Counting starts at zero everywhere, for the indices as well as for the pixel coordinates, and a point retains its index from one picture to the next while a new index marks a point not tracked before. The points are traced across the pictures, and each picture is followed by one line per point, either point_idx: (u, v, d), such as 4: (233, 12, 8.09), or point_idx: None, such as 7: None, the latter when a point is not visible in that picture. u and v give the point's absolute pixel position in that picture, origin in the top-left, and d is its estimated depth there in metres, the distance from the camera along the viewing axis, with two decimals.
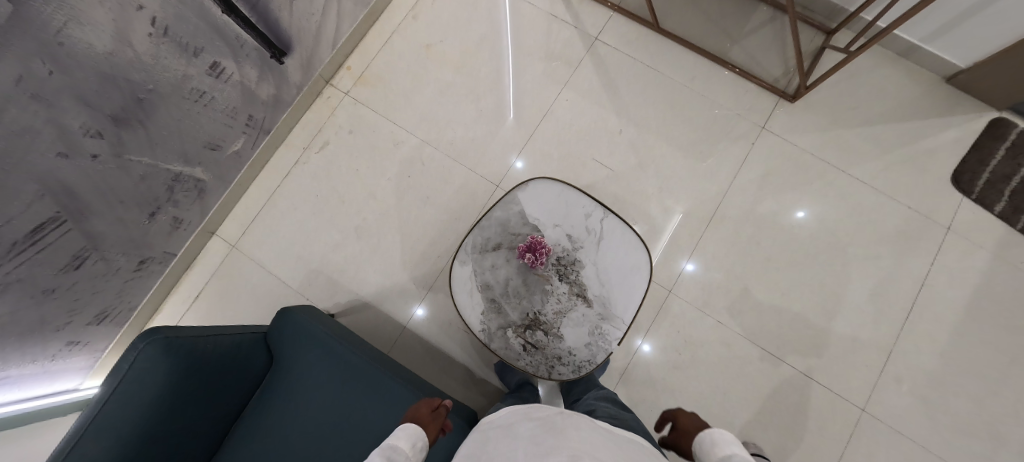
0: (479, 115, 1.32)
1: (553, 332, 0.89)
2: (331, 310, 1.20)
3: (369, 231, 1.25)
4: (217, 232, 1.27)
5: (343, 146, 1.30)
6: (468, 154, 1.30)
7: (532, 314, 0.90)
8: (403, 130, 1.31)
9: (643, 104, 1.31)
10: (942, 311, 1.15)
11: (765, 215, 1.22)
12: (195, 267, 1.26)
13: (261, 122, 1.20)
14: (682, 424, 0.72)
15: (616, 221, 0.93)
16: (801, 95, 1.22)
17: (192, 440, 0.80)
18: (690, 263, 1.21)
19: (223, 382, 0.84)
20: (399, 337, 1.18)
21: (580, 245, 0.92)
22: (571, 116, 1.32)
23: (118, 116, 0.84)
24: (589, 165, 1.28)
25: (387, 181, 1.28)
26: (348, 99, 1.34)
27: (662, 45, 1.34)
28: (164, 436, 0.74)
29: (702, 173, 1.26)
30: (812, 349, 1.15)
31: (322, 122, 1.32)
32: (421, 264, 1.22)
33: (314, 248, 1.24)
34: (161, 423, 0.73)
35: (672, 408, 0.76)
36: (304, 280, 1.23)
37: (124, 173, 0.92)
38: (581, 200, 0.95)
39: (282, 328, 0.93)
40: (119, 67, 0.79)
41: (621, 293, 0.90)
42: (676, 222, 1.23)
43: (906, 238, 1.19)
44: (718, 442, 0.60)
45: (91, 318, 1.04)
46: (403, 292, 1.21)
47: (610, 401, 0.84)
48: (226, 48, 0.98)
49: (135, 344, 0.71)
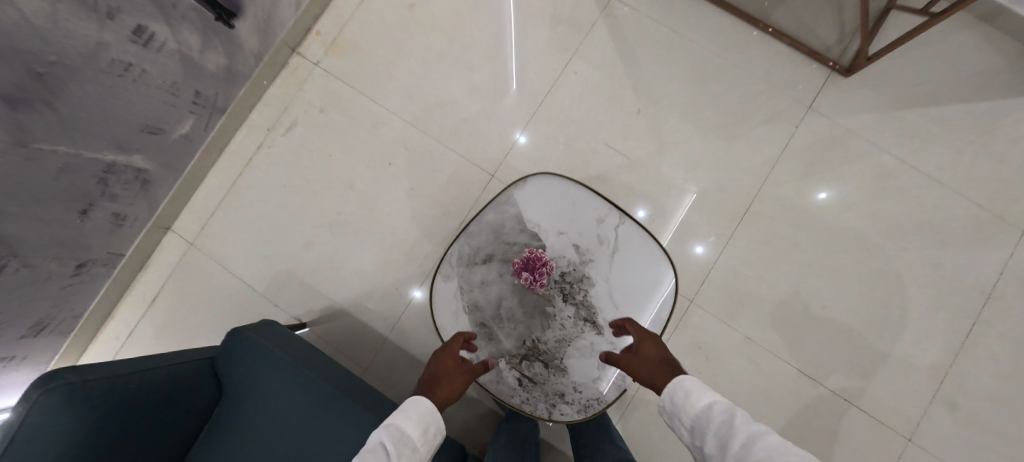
0: (472, 90, 1.13)
1: (555, 364, 0.74)
2: (303, 318, 1.06)
3: (345, 227, 1.09)
4: (173, 228, 1.11)
5: (314, 127, 1.12)
6: (459, 138, 1.11)
7: (530, 343, 0.74)
8: (383, 109, 1.12)
9: (666, 78, 1.10)
10: (1010, 329, 0.98)
11: (806, 212, 1.04)
12: (149, 267, 1.10)
13: (212, 100, 1.01)
14: (645, 348, 0.65)
15: (633, 228, 0.77)
16: (860, 67, 1.02)
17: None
18: (699, 245, 1.04)
19: (161, 420, 0.70)
20: (380, 350, 1.04)
21: (589, 258, 0.76)
22: (580, 92, 1.11)
23: (15, 98, 0.63)
24: (601, 152, 1.09)
25: (364, 169, 1.10)
26: (319, 71, 1.14)
27: (690, 5, 1.12)
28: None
29: (733, 162, 1.07)
30: (853, 371, 1.00)
31: (289, 99, 1.13)
32: (404, 267, 1.07)
33: (283, 247, 1.09)
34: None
35: (632, 327, 0.68)
36: (273, 283, 1.08)
37: (35, 168, 0.73)
38: (591, 202, 0.78)
39: (231, 351, 0.78)
40: (9, 37, 0.58)
41: (639, 317, 0.74)
42: (687, 204, 1.06)
43: (973, 242, 1.01)
44: (693, 393, 0.54)
45: (27, 329, 0.86)
46: (384, 299, 1.06)
47: None
48: (152, 6, 0.77)
49: (27, 392, 0.56)
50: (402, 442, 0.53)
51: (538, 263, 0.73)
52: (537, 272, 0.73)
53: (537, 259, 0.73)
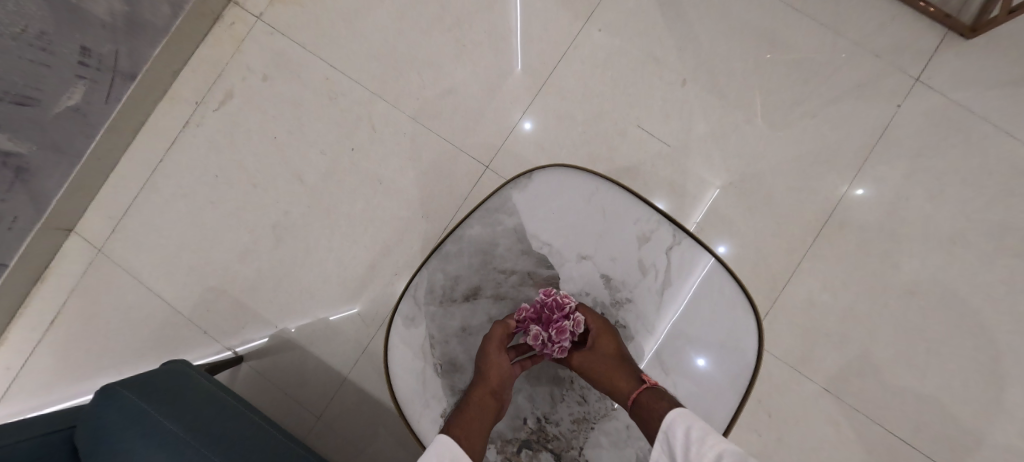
0: (463, 53, 0.86)
1: (570, 458, 0.49)
2: (239, 349, 0.82)
3: (295, 231, 0.84)
4: (78, 230, 0.87)
5: (256, 100, 0.86)
6: (446, 117, 0.85)
7: (533, 422, 0.50)
8: (345, 77, 0.86)
9: (720, 36, 0.83)
10: None
11: (909, 221, 0.77)
12: (47, 276, 0.86)
13: (113, 60, 0.75)
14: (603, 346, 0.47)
15: (691, 250, 0.51)
16: (993, 25, 0.73)
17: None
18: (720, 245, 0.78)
19: None
20: (337, 393, 0.79)
21: (623, 295, 0.51)
22: (604, 56, 0.84)
23: None
24: (630, 135, 0.82)
25: (321, 156, 0.85)
26: (262, 26, 0.88)
27: None
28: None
29: (808, 150, 0.80)
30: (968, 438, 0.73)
31: (224, 62, 0.87)
32: (371, 284, 0.82)
33: (216, 257, 0.84)
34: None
35: (589, 315, 0.49)
36: (201, 303, 0.83)
37: None
38: (627, 210, 0.52)
39: (99, 429, 0.51)
40: None
41: (698, 386, 0.49)
42: (710, 196, 0.80)
43: None
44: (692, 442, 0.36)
45: None
46: (345, 328, 0.81)
47: None
48: None
49: None
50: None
51: (556, 313, 0.48)
52: (555, 325, 0.47)
53: (555, 306, 0.48)
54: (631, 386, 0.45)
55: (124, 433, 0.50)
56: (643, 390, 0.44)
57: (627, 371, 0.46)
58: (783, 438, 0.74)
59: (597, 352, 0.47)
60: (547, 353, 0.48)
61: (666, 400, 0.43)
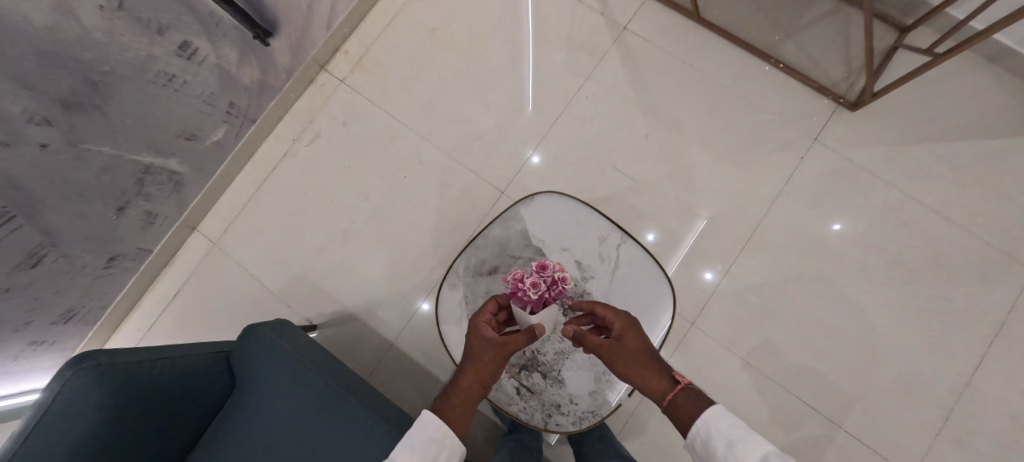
0: (488, 110, 1.18)
1: (552, 375, 0.77)
2: (314, 320, 1.10)
3: (360, 235, 1.14)
4: (199, 228, 1.18)
5: (336, 139, 1.18)
6: (473, 155, 1.16)
7: (529, 353, 0.78)
8: (401, 125, 1.18)
9: (675, 103, 1.14)
10: (1019, 368, 0.97)
11: (810, 241, 1.05)
12: (175, 262, 1.17)
13: (245, 110, 1.09)
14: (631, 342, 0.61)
15: (635, 249, 0.80)
16: (865, 102, 1.04)
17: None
18: (709, 272, 1.06)
19: (172, 410, 0.73)
20: (385, 355, 1.07)
21: (591, 274, 0.80)
22: (591, 115, 1.16)
23: (69, 102, 0.74)
24: (609, 173, 1.12)
25: (380, 181, 1.16)
26: (344, 87, 1.21)
27: (701, 37, 1.16)
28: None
29: (736, 187, 1.09)
30: (855, 403, 0.98)
31: (314, 111, 1.21)
32: (414, 275, 1.11)
33: (299, 252, 1.14)
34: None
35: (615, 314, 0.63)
36: (286, 285, 1.13)
37: (80, 164, 0.82)
38: (595, 221, 0.82)
39: (246, 348, 0.82)
40: (65, 45, 0.68)
41: None
42: (699, 229, 1.08)
43: (981, 280, 1.01)
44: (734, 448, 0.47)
45: (58, 317, 0.96)
46: (394, 307, 1.10)
47: None
48: (198, 25, 0.85)
49: (60, 371, 0.61)
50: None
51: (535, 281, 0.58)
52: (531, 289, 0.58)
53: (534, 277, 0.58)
54: (667, 388, 0.57)
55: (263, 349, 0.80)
56: (678, 391, 0.56)
57: (660, 374, 0.59)
58: (716, 398, 1.00)
59: (626, 347, 0.61)
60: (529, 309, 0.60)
61: (701, 400, 0.55)
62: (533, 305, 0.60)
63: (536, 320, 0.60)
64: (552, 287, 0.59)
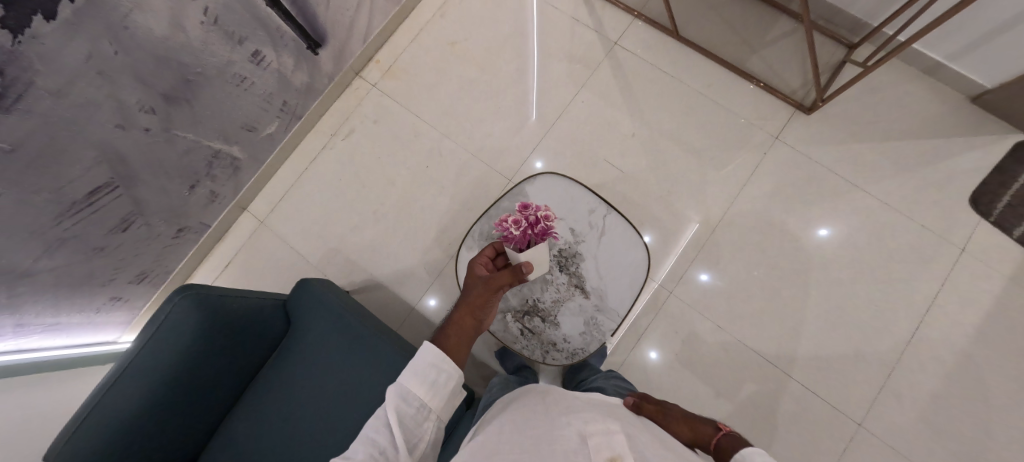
0: (498, 111, 1.38)
1: (550, 319, 0.97)
2: (347, 286, 1.29)
3: (387, 216, 1.33)
4: (248, 209, 1.37)
5: (368, 134, 1.39)
6: (485, 149, 1.35)
7: (531, 302, 0.98)
8: (424, 123, 1.38)
9: (658, 107, 1.34)
10: (950, 332, 1.13)
11: (771, 223, 1.23)
12: (227, 238, 1.36)
13: (294, 108, 1.29)
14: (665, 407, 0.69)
15: (618, 219, 0.99)
16: (817, 108, 1.24)
17: (203, 400, 0.80)
18: (704, 273, 1.22)
19: (243, 343, 0.85)
20: (408, 316, 1.25)
21: (582, 239, 1.00)
22: (586, 116, 1.35)
23: (170, 95, 0.93)
24: (601, 165, 1.31)
25: (405, 169, 1.35)
26: (375, 91, 1.43)
27: (680, 51, 1.37)
28: (177, 388, 0.74)
29: (709, 177, 1.27)
30: (810, 360, 1.15)
31: (350, 111, 1.42)
32: (433, 250, 1.29)
33: (335, 229, 1.33)
34: (178, 374, 0.73)
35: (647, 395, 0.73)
36: (323, 257, 1.32)
37: (170, 146, 1.00)
38: (586, 196, 1.01)
39: (301, 298, 0.93)
40: (173, 50, 0.88)
41: (619, 287, 0.97)
42: (693, 232, 1.24)
43: (917, 257, 1.18)
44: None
45: (133, 277, 1.12)
46: (415, 277, 1.28)
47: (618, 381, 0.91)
48: (267, 37, 1.06)
49: (171, 297, 0.73)
50: (407, 400, 0.58)
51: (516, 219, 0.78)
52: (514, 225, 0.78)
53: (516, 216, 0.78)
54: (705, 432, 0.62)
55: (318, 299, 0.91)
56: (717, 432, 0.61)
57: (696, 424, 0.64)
58: (690, 355, 1.17)
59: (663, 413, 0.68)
60: (517, 244, 0.79)
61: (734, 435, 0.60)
62: (520, 243, 0.79)
63: (525, 255, 0.79)
64: (533, 225, 0.78)
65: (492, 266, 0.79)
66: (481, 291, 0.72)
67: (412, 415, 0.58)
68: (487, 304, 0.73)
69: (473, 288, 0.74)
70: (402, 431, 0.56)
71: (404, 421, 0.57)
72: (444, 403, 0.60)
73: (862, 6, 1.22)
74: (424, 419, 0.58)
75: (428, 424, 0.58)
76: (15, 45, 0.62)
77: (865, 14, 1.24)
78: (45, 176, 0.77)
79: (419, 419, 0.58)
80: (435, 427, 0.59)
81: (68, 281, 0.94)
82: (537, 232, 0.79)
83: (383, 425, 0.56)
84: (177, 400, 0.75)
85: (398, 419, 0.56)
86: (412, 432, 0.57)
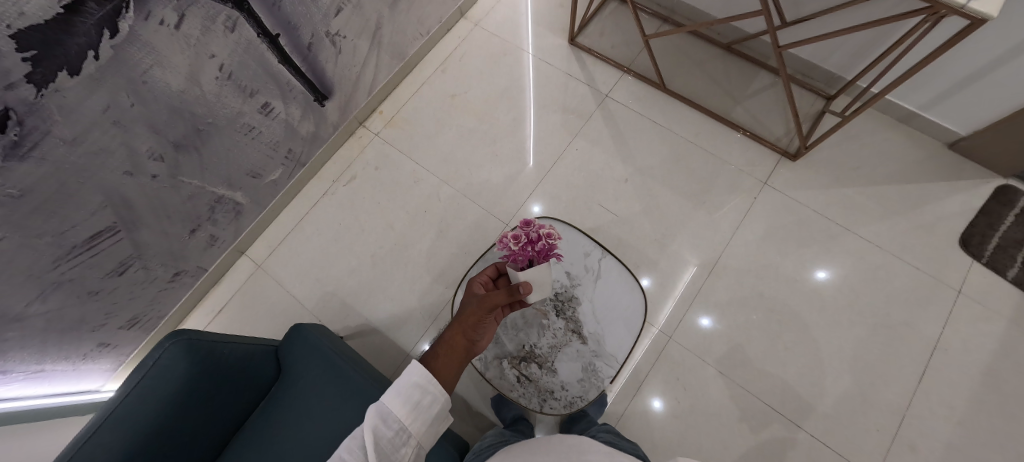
0: (495, 158, 1.43)
1: (547, 366, 0.95)
2: (341, 332, 1.27)
3: (384, 260, 1.34)
4: (247, 252, 1.38)
5: (370, 180, 1.44)
6: (483, 194, 1.39)
7: (527, 347, 0.96)
8: (423, 170, 1.43)
9: (649, 153, 1.39)
10: (957, 377, 1.10)
11: (766, 265, 1.24)
12: (222, 282, 1.35)
13: (299, 156, 1.34)
14: None
15: (613, 262, 1.01)
16: (801, 155, 1.29)
17: (184, 455, 0.76)
18: (705, 317, 1.21)
19: (230, 392, 0.82)
20: (403, 363, 1.23)
21: (578, 282, 1.00)
22: (580, 163, 1.40)
23: (179, 144, 0.96)
24: (595, 210, 1.34)
25: (405, 213, 1.38)
26: (378, 139, 1.49)
27: (668, 103, 1.45)
28: (158, 441, 0.70)
29: (702, 220, 1.30)
30: (817, 408, 1.11)
31: (352, 158, 1.47)
32: (430, 293, 1.29)
33: (333, 273, 1.34)
34: (160, 425, 0.70)
35: None
36: (319, 302, 1.31)
37: (175, 192, 1.02)
38: (582, 241, 1.04)
39: (293, 344, 0.92)
40: (187, 103, 0.93)
41: (617, 331, 0.96)
42: (689, 275, 1.25)
43: (914, 299, 1.18)
44: None
45: (124, 322, 1.10)
46: (411, 322, 1.27)
47: (610, 431, 0.91)
48: (277, 90, 1.12)
49: (161, 342, 0.71)
50: (387, 421, 0.56)
51: (524, 240, 0.73)
52: (520, 247, 0.74)
53: (522, 238, 0.74)
54: None
55: (311, 348, 0.90)
56: None
57: None
58: (695, 404, 1.13)
59: None
60: (523, 263, 0.75)
61: None
62: (522, 263, 0.75)
63: (525, 276, 0.75)
64: (533, 242, 0.74)
65: (491, 285, 0.80)
66: (474, 308, 0.71)
67: (390, 438, 0.56)
68: (480, 324, 0.71)
69: (467, 306, 0.72)
70: (376, 455, 0.54)
71: (380, 444, 0.54)
72: (425, 428, 0.58)
73: (835, 62, 1.31)
74: (403, 444, 0.56)
75: (406, 449, 0.56)
76: (38, 97, 0.67)
77: (838, 69, 1.33)
78: (50, 219, 0.79)
79: (398, 444, 0.56)
80: (413, 454, 0.57)
81: (57, 326, 0.93)
82: (541, 250, 0.74)
83: (358, 446, 0.55)
84: (156, 454, 0.70)
85: (374, 441, 0.54)
86: (387, 457, 0.54)
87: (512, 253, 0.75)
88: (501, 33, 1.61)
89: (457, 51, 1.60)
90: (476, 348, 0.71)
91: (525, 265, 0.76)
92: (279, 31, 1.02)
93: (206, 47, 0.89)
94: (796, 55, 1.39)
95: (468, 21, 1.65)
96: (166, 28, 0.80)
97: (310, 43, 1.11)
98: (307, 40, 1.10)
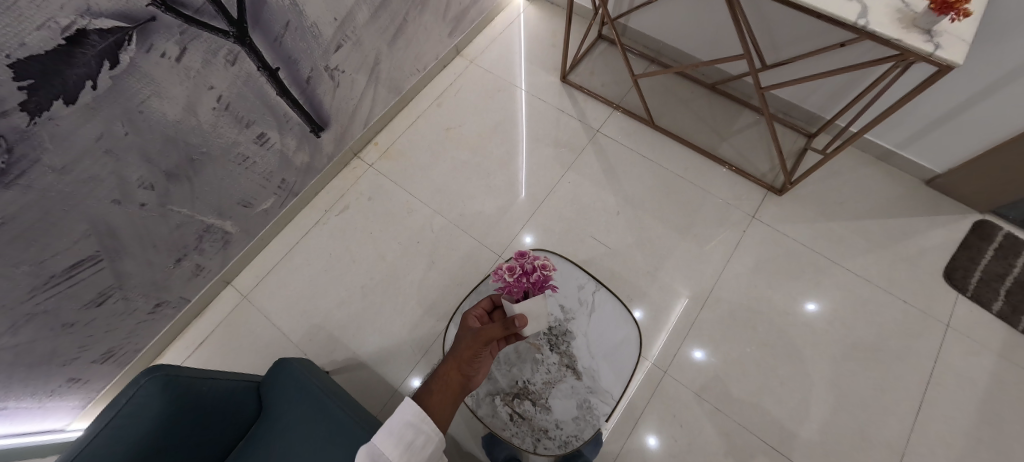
0: (489, 190, 1.44)
1: (541, 403, 0.92)
2: (327, 366, 1.23)
3: (374, 291, 1.32)
4: (232, 282, 1.35)
5: (362, 210, 1.43)
6: (476, 225, 1.39)
7: (521, 383, 0.94)
8: (417, 201, 1.44)
9: (640, 187, 1.42)
10: (952, 411, 1.10)
11: (757, 298, 1.25)
12: (205, 314, 1.31)
13: (292, 186, 1.34)
14: None
15: (607, 295, 1.01)
16: (787, 190, 1.33)
17: None
18: (698, 350, 1.19)
19: (208, 431, 0.77)
20: (390, 399, 1.18)
21: (572, 316, 0.99)
22: (572, 195, 1.42)
23: (171, 173, 0.96)
24: (588, 241, 1.35)
25: (397, 244, 1.38)
26: (372, 170, 1.50)
27: (657, 138, 1.49)
28: None
29: (693, 253, 1.31)
30: (815, 446, 1.09)
31: (346, 188, 1.47)
32: (420, 326, 1.26)
33: (321, 304, 1.31)
34: None
35: None
36: (306, 335, 1.27)
37: (163, 220, 1.01)
38: (576, 274, 1.04)
39: (277, 378, 0.88)
40: (182, 132, 0.93)
41: (614, 366, 0.94)
42: (682, 307, 1.25)
43: (905, 333, 1.18)
44: None
45: (98, 356, 1.05)
46: (400, 356, 1.23)
47: None
48: (274, 122, 1.13)
49: (137, 379, 0.68)
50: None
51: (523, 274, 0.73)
52: (518, 279, 0.73)
53: (520, 271, 0.73)
54: None
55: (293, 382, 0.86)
56: None
57: None
58: (692, 442, 1.10)
59: None
60: (518, 295, 0.74)
61: None
62: (518, 295, 0.74)
63: (520, 309, 0.74)
64: (528, 274, 0.74)
65: (486, 319, 0.79)
66: (469, 342, 0.69)
67: None
68: (476, 358, 0.69)
69: (461, 340, 0.71)
70: None
71: None
72: None
73: (814, 102, 1.38)
74: None
75: None
76: (30, 125, 0.66)
77: (817, 109, 1.40)
78: (30, 248, 0.76)
79: None
80: None
81: (25, 360, 0.88)
82: (535, 280, 0.74)
83: None
84: None
85: None
86: None
87: (509, 286, 0.74)
88: (495, 70, 1.66)
89: (452, 86, 1.65)
90: (471, 384, 0.69)
91: (521, 297, 0.75)
92: (280, 65, 1.05)
93: (206, 79, 0.91)
94: (777, 95, 1.45)
95: (464, 58, 1.71)
96: (167, 60, 0.81)
97: (310, 76, 1.14)
98: (307, 73, 1.12)
